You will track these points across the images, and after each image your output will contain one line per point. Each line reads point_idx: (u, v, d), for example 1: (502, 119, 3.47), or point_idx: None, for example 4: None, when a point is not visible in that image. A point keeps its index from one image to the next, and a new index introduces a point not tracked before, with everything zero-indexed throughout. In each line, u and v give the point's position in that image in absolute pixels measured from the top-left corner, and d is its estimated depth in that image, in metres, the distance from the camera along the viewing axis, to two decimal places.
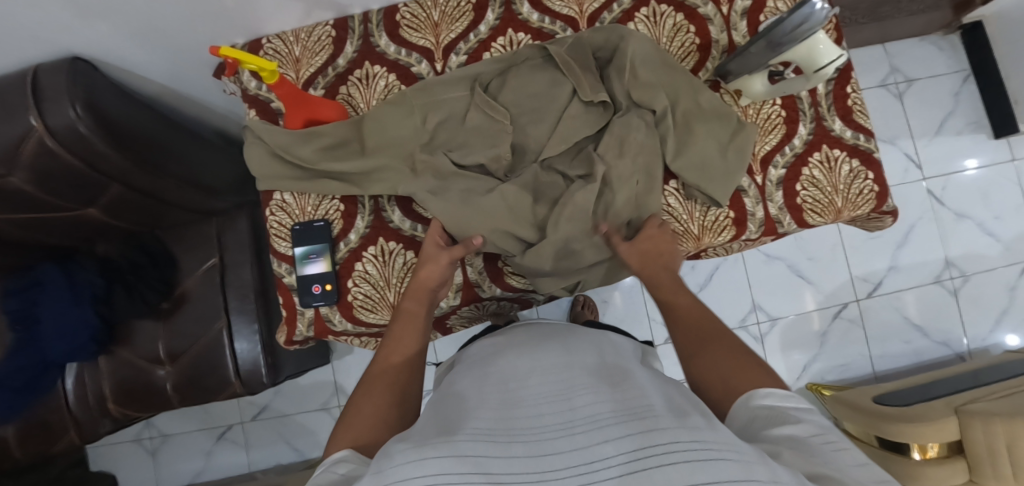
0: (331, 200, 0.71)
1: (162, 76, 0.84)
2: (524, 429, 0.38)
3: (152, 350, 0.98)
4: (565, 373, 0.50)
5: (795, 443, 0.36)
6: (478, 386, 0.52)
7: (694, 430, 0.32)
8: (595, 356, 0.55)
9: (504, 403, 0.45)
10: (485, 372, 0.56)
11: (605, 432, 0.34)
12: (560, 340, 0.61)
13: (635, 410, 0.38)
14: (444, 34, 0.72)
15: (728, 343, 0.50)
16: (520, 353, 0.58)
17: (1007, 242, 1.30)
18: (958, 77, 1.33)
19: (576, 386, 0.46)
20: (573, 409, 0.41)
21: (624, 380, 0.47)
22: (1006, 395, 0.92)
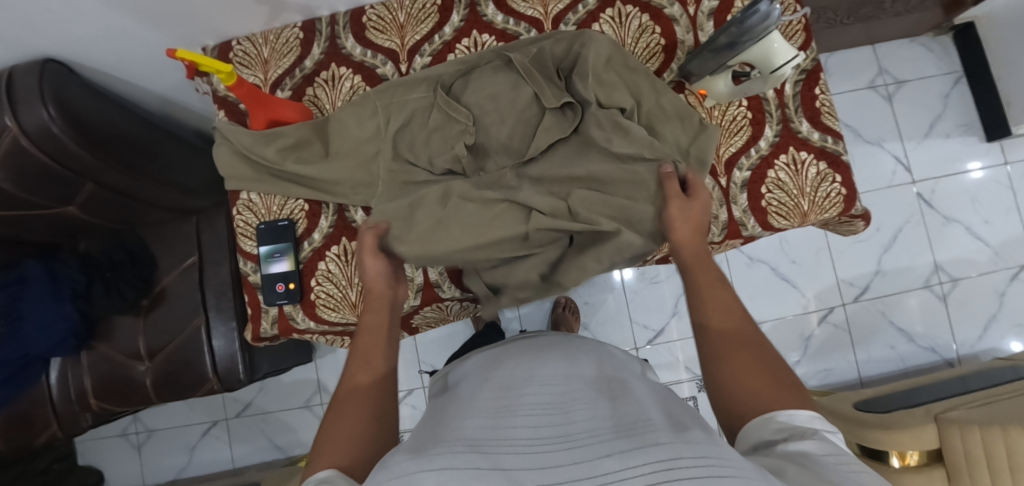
0: (296, 200, 0.71)
1: (141, 76, 0.85)
2: (521, 439, 0.37)
3: (131, 346, 0.99)
4: (562, 383, 0.49)
5: (803, 456, 0.34)
6: (474, 394, 0.50)
7: (693, 445, 0.31)
8: (593, 366, 0.54)
9: (499, 410, 0.44)
10: (481, 381, 0.54)
11: (602, 447, 0.33)
12: (559, 348, 0.59)
13: (634, 426, 0.37)
14: (409, 36, 0.73)
15: (756, 353, 0.48)
16: (517, 362, 0.56)
17: (996, 247, 1.28)
18: (949, 79, 1.32)
19: (572, 398, 0.45)
20: (569, 422, 0.40)
21: (622, 397, 0.46)
22: (986, 403, 0.91)
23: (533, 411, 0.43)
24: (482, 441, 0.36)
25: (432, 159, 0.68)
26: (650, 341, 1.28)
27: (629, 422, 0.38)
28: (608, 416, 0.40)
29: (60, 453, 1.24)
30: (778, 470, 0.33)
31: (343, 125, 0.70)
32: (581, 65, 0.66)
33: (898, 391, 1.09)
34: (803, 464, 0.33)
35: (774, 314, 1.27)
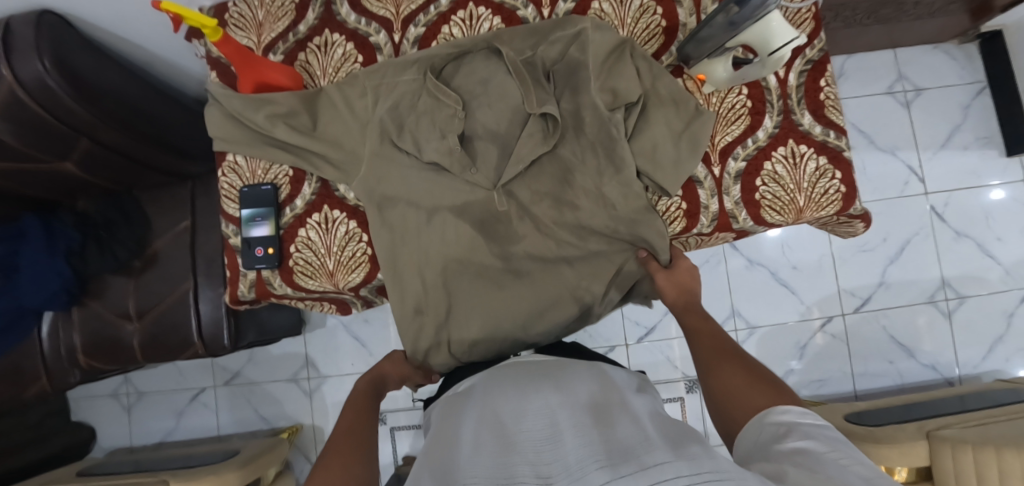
0: (281, 165, 0.71)
1: (142, 36, 0.85)
2: (517, 477, 0.36)
3: (120, 305, 1.00)
4: (555, 411, 0.48)
5: (805, 457, 0.32)
6: (471, 427, 0.49)
7: (695, 461, 0.32)
8: (588, 386, 0.53)
9: (493, 446, 0.43)
10: (476, 410, 0.53)
11: (594, 474, 0.33)
12: (554, 374, 0.57)
13: (630, 449, 0.37)
14: (405, 5, 0.71)
15: (742, 362, 0.50)
16: (511, 388, 0.55)
17: (1008, 265, 1.23)
18: (972, 89, 1.27)
19: (566, 425, 0.44)
20: (562, 454, 0.39)
21: (614, 420, 0.45)
22: (982, 424, 0.88)
23: (527, 446, 0.42)
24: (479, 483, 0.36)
25: (419, 142, 0.66)
26: (641, 339, 1.26)
27: (624, 444, 0.38)
28: (602, 440, 0.40)
29: (51, 408, 1.26)
30: (777, 475, 0.32)
31: (335, 99, 0.69)
32: (580, 56, 0.64)
33: (892, 406, 1.05)
34: (805, 463, 0.31)
35: (771, 319, 1.23)
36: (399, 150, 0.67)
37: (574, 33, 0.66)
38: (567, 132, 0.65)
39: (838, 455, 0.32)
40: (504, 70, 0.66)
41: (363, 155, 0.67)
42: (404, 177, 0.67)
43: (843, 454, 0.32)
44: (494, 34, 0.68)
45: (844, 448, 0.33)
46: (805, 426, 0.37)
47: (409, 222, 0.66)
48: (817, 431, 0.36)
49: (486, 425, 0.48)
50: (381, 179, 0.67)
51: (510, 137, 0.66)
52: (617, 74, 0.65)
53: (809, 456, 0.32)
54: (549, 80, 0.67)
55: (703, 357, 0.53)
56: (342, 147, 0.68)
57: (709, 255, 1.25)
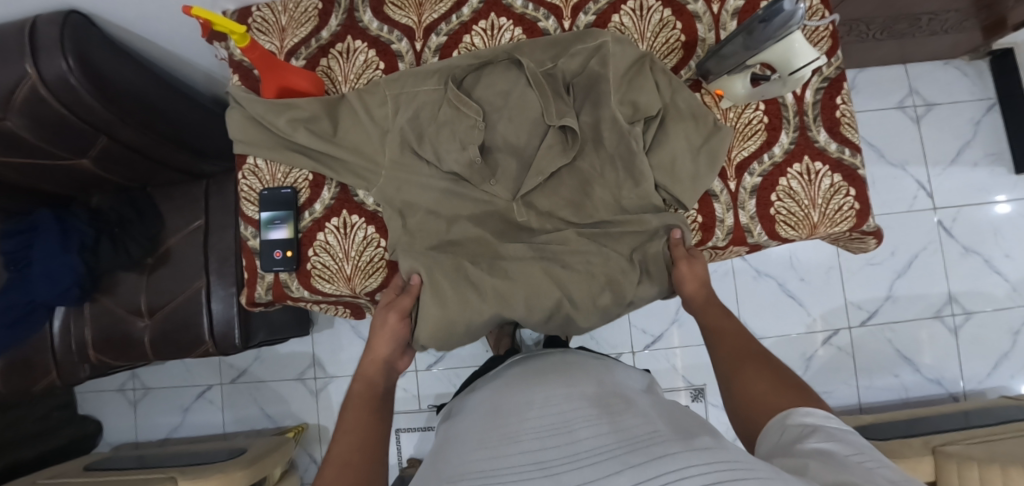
0: (301, 169, 0.71)
1: (163, 37, 0.86)
2: (526, 468, 0.37)
3: (133, 302, 1.01)
4: (560, 404, 0.48)
5: (826, 456, 0.33)
6: (479, 425, 0.49)
7: (705, 451, 0.32)
8: (596, 380, 0.54)
9: (502, 440, 0.43)
10: (484, 408, 0.53)
11: (605, 465, 0.33)
12: (563, 369, 0.58)
13: (639, 438, 0.37)
14: (427, 14, 0.72)
15: (763, 364, 0.49)
16: (522, 382, 0.56)
17: (1014, 282, 1.23)
18: (982, 106, 1.27)
19: (574, 417, 0.44)
20: (569, 443, 0.39)
21: (621, 411, 0.45)
22: (987, 441, 0.88)
23: (534, 437, 0.42)
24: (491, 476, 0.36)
25: (439, 153, 0.67)
26: (647, 347, 1.26)
27: (632, 434, 0.38)
28: (610, 430, 0.40)
29: (59, 401, 1.27)
30: (799, 468, 0.32)
31: (357, 105, 0.70)
32: (600, 71, 0.65)
33: (897, 420, 1.06)
34: (824, 461, 0.32)
35: (777, 330, 1.24)
36: (418, 160, 0.68)
37: (595, 46, 0.66)
38: (585, 145, 0.67)
39: (862, 457, 0.32)
40: (524, 82, 0.67)
41: (383, 162, 0.68)
42: (424, 185, 0.68)
43: (867, 456, 0.32)
44: (515, 45, 0.68)
45: (869, 452, 0.33)
46: (830, 428, 0.37)
47: (427, 235, 0.67)
48: (843, 435, 0.36)
49: (495, 421, 0.48)
50: (401, 188, 0.68)
51: (528, 150, 0.68)
52: (635, 88, 0.65)
53: (832, 456, 0.33)
54: (568, 92, 0.68)
55: (725, 365, 0.52)
56: (361, 153, 0.69)
57: (717, 264, 1.25)
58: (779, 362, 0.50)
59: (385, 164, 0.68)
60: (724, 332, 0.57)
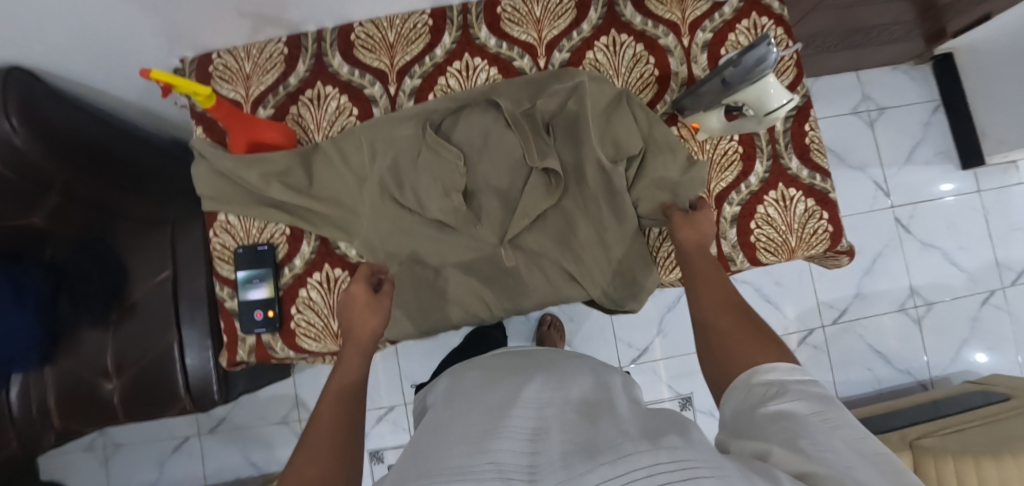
0: (277, 223, 0.68)
1: (117, 86, 0.81)
2: (501, 467, 0.34)
3: (99, 361, 0.92)
4: (542, 399, 0.45)
5: (787, 423, 0.31)
6: (458, 415, 0.46)
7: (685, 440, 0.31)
8: (579, 376, 0.52)
9: (478, 432, 0.40)
10: (468, 388, 0.52)
11: (579, 463, 0.30)
12: (544, 364, 0.56)
13: (611, 439, 0.34)
14: (399, 56, 0.71)
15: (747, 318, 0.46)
16: (500, 375, 0.53)
17: (969, 271, 1.32)
18: (928, 107, 1.36)
19: (552, 416, 0.41)
20: (546, 444, 0.36)
21: (603, 412, 0.42)
22: (958, 431, 0.94)
23: (514, 434, 0.39)
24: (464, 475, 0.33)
25: (422, 200, 0.66)
26: (634, 360, 1.28)
27: (606, 434, 0.35)
28: (589, 431, 0.37)
29: None
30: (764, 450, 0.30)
31: (331, 151, 0.67)
32: (579, 113, 0.65)
33: (874, 414, 1.11)
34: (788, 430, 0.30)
35: None
36: (400, 209, 0.67)
37: (572, 86, 0.65)
38: (569, 184, 0.66)
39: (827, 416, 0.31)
40: (503, 122, 0.66)
41: (364, 211, 0.66)
42: (408, 232, 0.66)
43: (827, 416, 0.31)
44: (492, 87, 0.68)
45: (832, 410, 0.32)
46: (793, 384, 0.35)
47: (417, 285, 0.67)
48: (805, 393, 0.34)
49: (471, 411, 0.45)
50: (383, 239, 0.66)
51: (512, 192, 0.67)
52: (616, 128, 0.65)
53: (795, 422, 0.31)
54: (548, 132, 0.68)
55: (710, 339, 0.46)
56: (342, 202, 0.67)
57: None
58: (767, 326, 0.45)
59: (365, 214, 0.66)
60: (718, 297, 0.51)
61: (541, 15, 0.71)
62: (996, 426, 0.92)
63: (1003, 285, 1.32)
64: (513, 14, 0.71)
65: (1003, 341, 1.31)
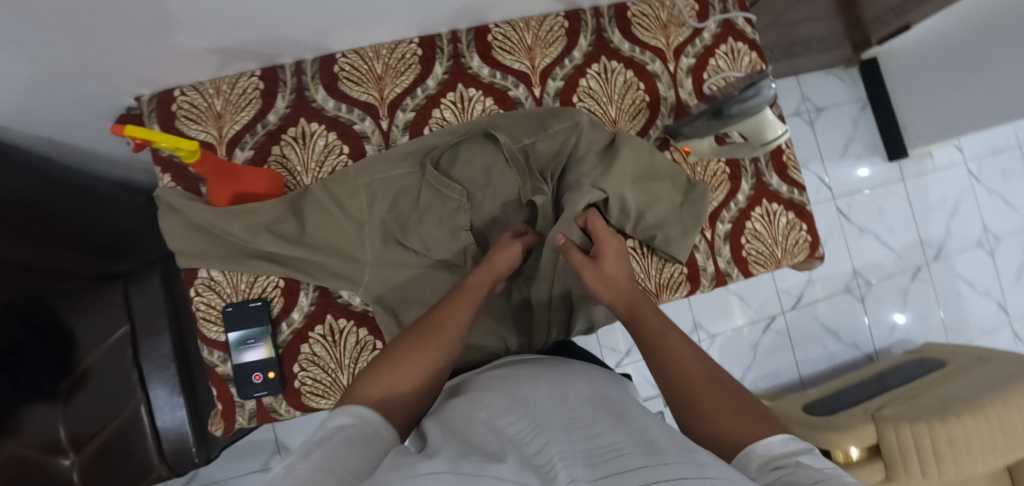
0: (269, 276, 0.63)
1: (52, 129, 0.70)
2: (523, 455, 0.31)
3: (49, 437, 0.79)
4: (559, 400, 0.42)
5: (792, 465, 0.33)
6: (464, 411, 0.41)
7: (702, 465, 0.29)
8: (589, 382, 0.49)
9: (506, 436, 0.35)
10: (492, 383, 0.47)
11: (628, 461, 0.30)
12: (558, 369, 0.52)
13: (654, 440, 0.33)
14: (389, 88, 0.67)
15: (718, 382, 0.43)
16: (520, 376, 0.49)
17: (899, 251, 1.48)
18: (857, 106, 1.50)
19: (574, 415, 0.39)
20: (588, 438, 0.34)
21: (620, 413, 0.40)
22: (908, 399, 1.05)
23: (537, 431, 0.35)
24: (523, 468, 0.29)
25: (427, 242, 0.64)
26: (619, 363, 1.33)
27: (642, 435, 0.35)
28: (620, 429, 0.36)
29: None
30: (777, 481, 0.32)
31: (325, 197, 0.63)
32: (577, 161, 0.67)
33: (835, 390, 1.23)
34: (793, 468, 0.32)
35: (727, 326, 1.37)
36: (405, 251, 0.64)
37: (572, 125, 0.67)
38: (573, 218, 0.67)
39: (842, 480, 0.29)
40: (503, 159, 0.65)
41: (366, 258, 0.63)
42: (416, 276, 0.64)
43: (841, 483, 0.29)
44: (490, 121, 0.67)
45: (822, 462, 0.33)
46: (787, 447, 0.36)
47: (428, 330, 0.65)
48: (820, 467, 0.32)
49: (480, 412, 0.39)
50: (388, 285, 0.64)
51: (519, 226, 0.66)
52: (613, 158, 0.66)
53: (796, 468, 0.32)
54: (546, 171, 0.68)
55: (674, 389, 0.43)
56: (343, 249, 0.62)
57: None
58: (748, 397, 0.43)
59: (370, 261, 0.63)
60: (670, 342, 0.46)
61: (532, 43, 0.71)
62: (941, 390, 1.06)
63: (927, 261, 1.50)
64: (504, 42, 0.70)
65: (929, 309, 1.49)
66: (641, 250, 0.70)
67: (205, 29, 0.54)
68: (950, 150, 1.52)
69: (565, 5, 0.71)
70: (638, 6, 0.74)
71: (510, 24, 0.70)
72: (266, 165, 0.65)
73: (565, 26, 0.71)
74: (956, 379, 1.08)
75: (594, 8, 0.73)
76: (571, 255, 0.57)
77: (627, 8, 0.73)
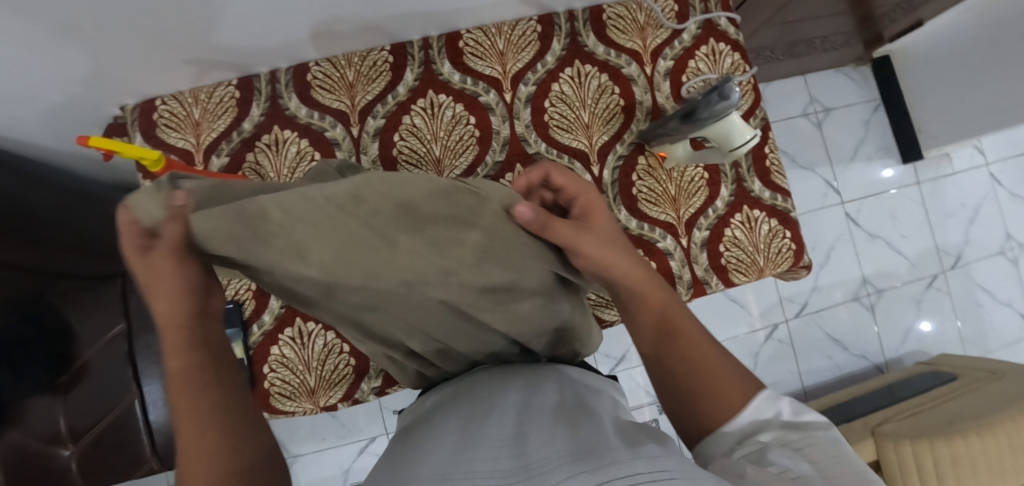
0: (242, 279, 0.65)
1: (49, 136, 0.74)
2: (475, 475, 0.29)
3: (49, 428, 0.82)
4: (524, 409, 0.39)
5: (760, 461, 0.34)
6: (434, 434, 0.39)
7: (654, 458, 0.27)
8: (559, 383, 0.45)
9: (458, 445, 0.34)
10: (447, 409, 0.43)
11: (554, 471, 0.27)
12: (521, 371, 0.47)
13: (595, 444, 0.30)
14: (360, 95, 0.68)
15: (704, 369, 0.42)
16: (479, 387, 0.45)
17: (912, 258, 1.41)
18: (869, 106, 1.43)
19: (531, 423, 0.36)
20: (522, 452, 0.31)
21: (584, 414, 0.37)
22: (913, 414, 1.01)
23: (492, 442, 0.34)
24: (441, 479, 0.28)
25: None
26: (613, 368, 1.30)
27: (590, 439, 0.31)
28: (568, 437, 0.32)
29: None
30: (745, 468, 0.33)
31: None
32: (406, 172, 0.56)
33: (838, 402, 1.18)
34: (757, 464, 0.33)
35: (726, 334, 1.33)
36: None
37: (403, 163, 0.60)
38: None
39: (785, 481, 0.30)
40: None
41: None
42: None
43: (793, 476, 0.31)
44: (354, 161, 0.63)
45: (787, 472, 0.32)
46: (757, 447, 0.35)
47: None
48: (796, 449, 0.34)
49: (439, 444, 0.36)
50: None
51: None
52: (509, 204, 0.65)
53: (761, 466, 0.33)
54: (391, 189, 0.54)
55: (695, 388, 0.42)
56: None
57: None
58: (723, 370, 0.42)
59: None
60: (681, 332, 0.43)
61: (504, 48, 0.70)
62: (949, 405, 1.01)
63: (943, 268, 1.42)
64: (475, 48, 0.70)
65: (944, 318, 1.42)
66: None
67: (176, 40, 0.56)
68: (970, 152, 1.45)
69: (537, 10, 0.70)
70: (613, 9, 0.72)
71: (481, 29, 0.70)
72: (241, 171, 0.67)
73: (538, 31, 0.71)
74: (967, 394, 1.02)
75: (569, 11, 0.72)
76: (548, 228, 0.44)
77: (603, 11, 0.72)
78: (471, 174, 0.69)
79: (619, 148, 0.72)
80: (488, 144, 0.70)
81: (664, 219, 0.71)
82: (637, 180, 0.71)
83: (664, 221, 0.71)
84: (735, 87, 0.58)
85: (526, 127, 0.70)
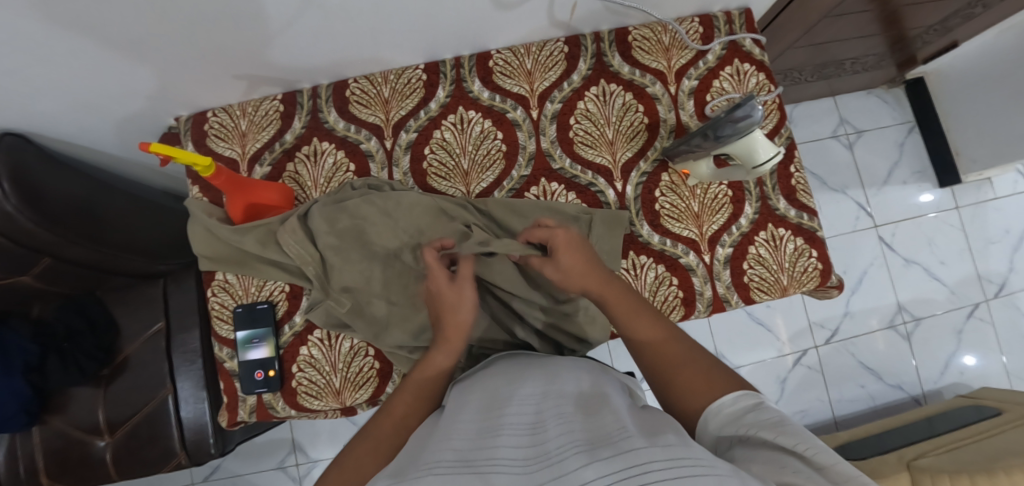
0: (276, 280, 0.69)
1: (110, 143, 0.80)
2: (500, 466, 0.33)
3: (90, 418, 0.86)
4: (543, 399, 0.43)
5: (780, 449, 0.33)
6: (452, 414, 0.44)
7: (668, 446, 0.30)
8: (575, 376, 0.49)
9: (474, 431, 0.39)
10: (467, 396, 0.47)
11: (572, 461, 0.30)
12: (539, 367, 0.52)
13: (608, 435, 0.34)
14: (394, 111, 0.72)
15: (689, 359, 0.47)
16: (500, 379, 0.49)
17: (952, 286, 1.35)
18: (903, 129, 1.40)
19: (551, 413, 0.40)
20: (542, 442, 0.36)
21: (598, 406, 0.41)
22: (953, 449, 0.95)
23: (513, 431, 0.39)
24: (461, 463, 0.33)
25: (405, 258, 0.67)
26: None
27: (602, 429, 0.35)
28: (584, 428, 0.36)
29: None
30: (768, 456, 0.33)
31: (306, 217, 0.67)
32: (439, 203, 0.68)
33: (872, 434, 1.13)
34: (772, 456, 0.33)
35: (752, 358, 1.30)
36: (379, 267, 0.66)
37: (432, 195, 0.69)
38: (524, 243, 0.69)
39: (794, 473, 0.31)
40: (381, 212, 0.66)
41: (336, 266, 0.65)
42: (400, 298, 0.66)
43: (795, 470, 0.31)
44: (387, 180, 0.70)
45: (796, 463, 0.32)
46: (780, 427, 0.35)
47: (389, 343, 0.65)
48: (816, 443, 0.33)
49: (461, 427, 0.40)
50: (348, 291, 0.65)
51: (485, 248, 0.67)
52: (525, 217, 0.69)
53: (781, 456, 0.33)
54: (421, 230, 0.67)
55: (650, 361, 0.49)
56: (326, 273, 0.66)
57: None
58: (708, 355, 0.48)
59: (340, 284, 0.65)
60: (639, 320, 0.51)
61: (532, 68, 0.73)
62: (994, 440, 0.95)
63: (985, 297, 1.36)
64: (504, 67, 0.73)
65: (989, 351, 1.34)
66: (634, 271, 0.70)
67: (229, 58, 0.61)
68: (1013, 177, 1.39)
69: (564, 31, 0.73)
70: (639, 30, 0.74)
71: (511, 49, 0.73)
72: (281, 180, 0.72)
73: (565, 51, 0.73)
74: (1013, 429, 0.96)
75: (595, 33, 0.75)
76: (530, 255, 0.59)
77: (628, 32, 0.74)
78: (497, 186, 0.72)
79: (642, 165, 0.73)
80: (514, 159, 0.72)
81: (687, 235, 0.71)
82: (660, 196, 0.72)
83: (686, 237, 0.71)
84: (757, 106, 0.59)
85: (552, 143, 0.72)
